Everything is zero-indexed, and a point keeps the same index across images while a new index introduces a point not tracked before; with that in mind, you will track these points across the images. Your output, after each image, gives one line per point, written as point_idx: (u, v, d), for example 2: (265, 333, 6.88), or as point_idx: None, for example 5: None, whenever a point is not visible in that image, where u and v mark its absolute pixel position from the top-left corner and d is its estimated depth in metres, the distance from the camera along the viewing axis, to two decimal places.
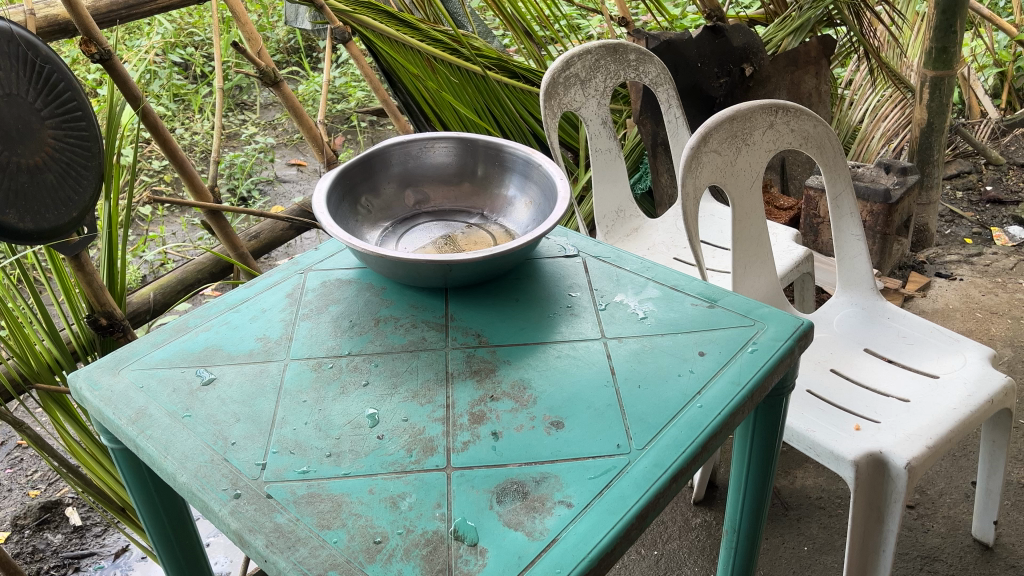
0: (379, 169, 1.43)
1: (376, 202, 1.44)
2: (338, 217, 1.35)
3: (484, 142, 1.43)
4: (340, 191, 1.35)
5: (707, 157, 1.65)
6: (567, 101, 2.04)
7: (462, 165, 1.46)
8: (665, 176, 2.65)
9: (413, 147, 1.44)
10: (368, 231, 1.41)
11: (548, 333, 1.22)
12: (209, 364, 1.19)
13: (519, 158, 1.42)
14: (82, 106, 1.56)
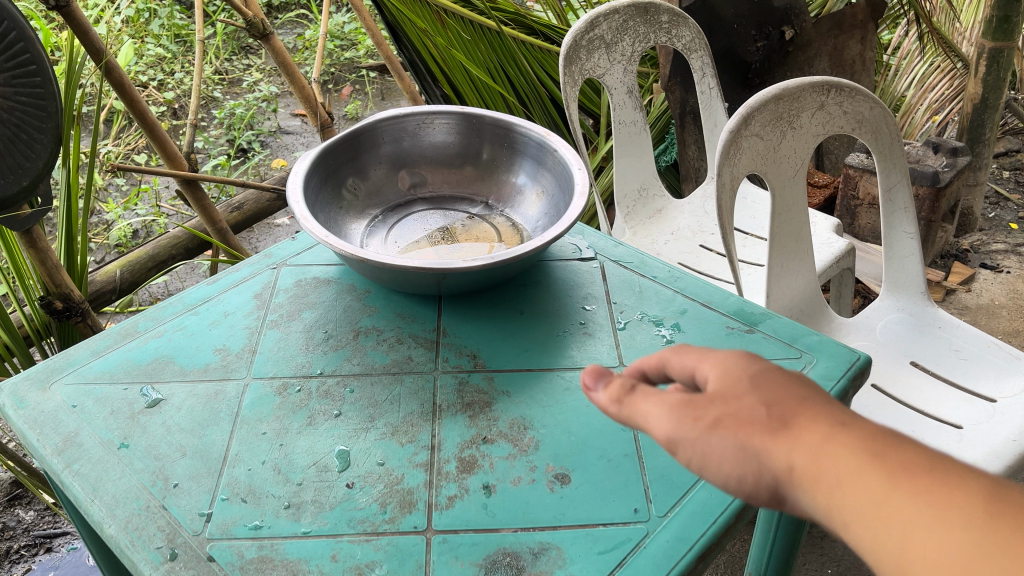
0: (369, 146, 1.23)
1: (366, 185, 1.25)
2: (319, 202, 1.16)
3: (491, 119, 1.23)
4: (323, 173, 1.16)
5: (748, 142, 1.44)
6: (590, 67, 1.81)
7: (466, 145, 1.27)
8: (692, 149, 2.43)
9: (409, 123, 1.24)
10: (353, 218, 1.22)
11: (556, 357, 1.03)
12: (156, 381, 1.01)
13: (532, 140, 1.21)
14: (34, 56, 1.34)
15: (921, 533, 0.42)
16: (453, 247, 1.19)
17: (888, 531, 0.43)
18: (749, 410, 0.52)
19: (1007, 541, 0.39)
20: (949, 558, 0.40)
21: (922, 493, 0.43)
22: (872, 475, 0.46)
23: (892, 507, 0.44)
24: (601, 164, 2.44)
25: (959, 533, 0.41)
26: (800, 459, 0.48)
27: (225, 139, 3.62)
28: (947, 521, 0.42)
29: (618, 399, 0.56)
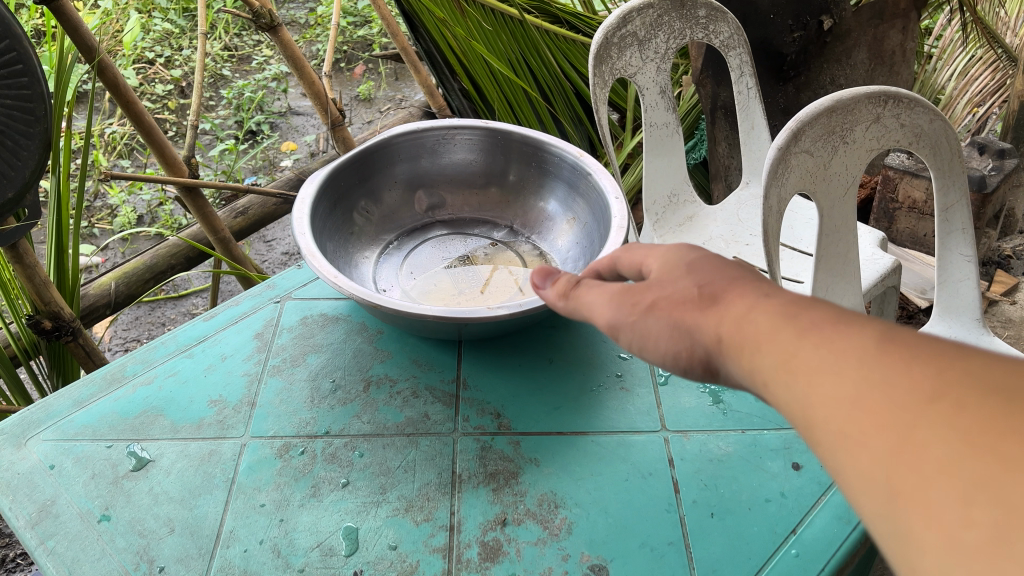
0: (384, 164, 1.12)
1: (380, 208, 1.14)
2: (330, 231, 1.04)
3: (519, 137, 1.11)
4: (334, 197, 1.05)
5: (796, 159, 1.31)
6: (621, 65, 1.68)
7: (492, 163, 1.16)
8: (722, 147, 2.29)
9: (428, 138, 1.13)
10: (366, 245, 1.12)
11: (590, 417, 0.92)
12: (144, 438, 0.91)
13: (564, 162, 1.09)
14: (22, 57, 1.21)
15: (823, 379, 0.42)
16: (473, 274, 1.09)
17: (798, 384, 0.44)
18: (680, 292, 0.55)
19: (899, 372, 0.39)
20: (846, 397, 0.40)
21: (831, 347, 0.43)
22: (792, 337, 0.46)
23: (804, 362, 0.44)
24: (627, 160, 2.31)
25: (854, 374, 0.41)
26: (726, 328, 0.51)
27: (234, 120, 3.49)
28: (845, 365, 0.42)
29: (566, 292, 0.64)
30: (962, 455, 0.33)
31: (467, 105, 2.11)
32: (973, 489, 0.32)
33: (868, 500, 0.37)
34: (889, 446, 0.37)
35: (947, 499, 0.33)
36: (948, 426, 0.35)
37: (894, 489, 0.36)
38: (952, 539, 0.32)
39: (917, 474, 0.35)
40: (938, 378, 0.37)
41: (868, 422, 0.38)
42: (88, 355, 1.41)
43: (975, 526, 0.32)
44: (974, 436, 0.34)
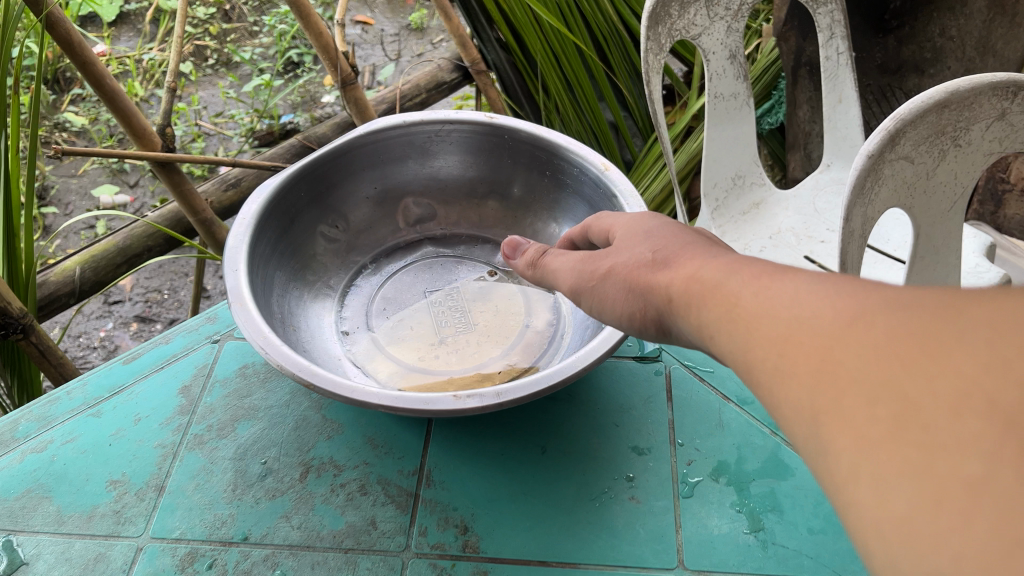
0: (358, 169, 0.90)
1: (354, 221, 0.94)
2: (282, 259, 0.84)
3: (527, 138, 0.88)
4: (289, 215, 0.84)
5: (891, 170, 0.93)
6: (683, 25, 1.39)
7: (496, 168, 0.94)
8: (802, 111, 1.93)
9: (416, 137, 0.90)
10: (332, 269, 0.92)
11: (585, 543, 0.70)
12: (19, 530, 0.71)
13: (583, 177, 0.85)
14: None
15: (760, 323, 0.38)
16: (460, 322, 0.87)
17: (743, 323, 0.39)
18: (636, 257, 0.57)
19: (822, 298, 0.34)
20: (777, 330, 0.35)
21: (764, 287, 0.40)
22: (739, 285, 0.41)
23: (747, 304, 0.39)
24: (690, 123, 2.01)
25: (787, 309, 0.36)
26: (677, 287, 0.50)
27: None
28: (781, 299, 0.37)
29: (535, 261, 0.71)
30: (870, 363, 0.29)
31: (505, 58, 1.80)
32: (883, 393, 0.28)
33: (800, 436, 0.32)
34: (813, 368, 0.31)
35: (858, 409, 0.28)
36: (872, 339, 0.29)
37: (815, 408, 0.30)
38: (863, 446, 0.27)
39: (833, 392, 0.30)
40: (860, 295, 0.32)
41: (793, 353, 0.33)
42: (43, 354, 1.23)
43: (878, 426, 0.27)
44: (886, 340, 0.29)
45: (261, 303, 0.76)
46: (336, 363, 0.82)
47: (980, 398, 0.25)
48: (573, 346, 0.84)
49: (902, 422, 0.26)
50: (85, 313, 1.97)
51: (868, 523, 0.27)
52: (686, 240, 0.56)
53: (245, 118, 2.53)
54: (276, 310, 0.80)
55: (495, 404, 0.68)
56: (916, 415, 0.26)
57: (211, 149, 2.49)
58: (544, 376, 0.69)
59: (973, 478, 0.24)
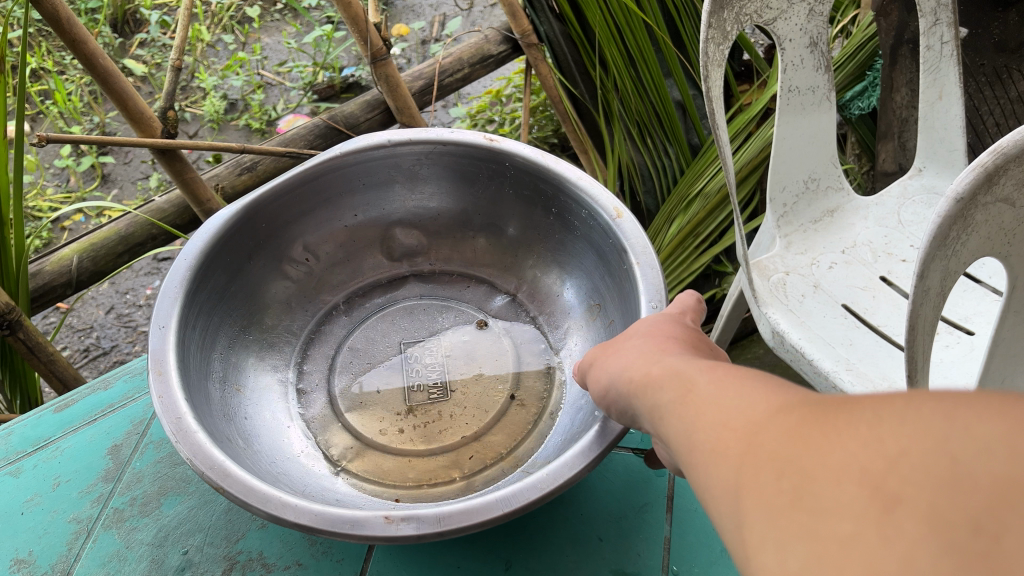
0: (334, 196, 0.82)
1: (329, 251, 0.86)
2: (239, 296, 0.76)
3: (521, 170, 0.77)
4: (250, 246, 0.76)
5: (987, 214, 0.64)
6: (754, 9, 0.95)
7: (491, 200, 0.85)
8: (900, 94, 1.40)
9: (401, 160, 0.81)
10: (300, 306, 0.84)
11: None
12: None
13: (589, 221, 0.74)
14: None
15: (704, 412, 0.34)
16: (435, 385, 0.76)
17: (681, 404, 0.37)
18: (626, 355, 0.46)
19: (752, 393, 0.33)
20: (707, 418, 0.34)
21: (715, 374, 0.37)
22: (687, 368, 0.39)
23: (691, 391, 0.37)
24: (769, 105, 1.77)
25: (722, 397, 0.34)
26: (639, 356, 0.45)
27: None
28: (723, 387, 0.35)
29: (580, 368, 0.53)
30: (786, 444, 0.28)
31: (559, 30, 1.48)
32: (790, 468, 0.27)
33: (721, 524, 0.30)
34: (738, 462, 0.30)
35: (769, 485, 0.27)
36: (791, 437, 0.28)
37: (740, 485, 0.29)
38: (768, 516, 0.26)
39: (757, 470, 0.28)
40: (786, 395, 0.31)
41: (716, 438, 0.32)
42: (32, 351, 1.16)
43: (780, 493, 0.27)
44: (802, 426, 0.28)
45: (202, 352, 0.69)
46: (285, 433, 0.72)
47: (858, 466, 0.25)
48: (561, 431, 0.70)
49: (801, 495, 0.26)
50: (135, 269, 1.89)
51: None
52: (657, 355, 0.43)
53: (306, 70, 2.20)
54: (224, 358, 0.72)
55: (434, 534, 0.51)
56: (812, 483, 0.25)
57: (271, 102, 2.17)
58: (498, 497, 0.52)
59: (846, 535, 0.23)
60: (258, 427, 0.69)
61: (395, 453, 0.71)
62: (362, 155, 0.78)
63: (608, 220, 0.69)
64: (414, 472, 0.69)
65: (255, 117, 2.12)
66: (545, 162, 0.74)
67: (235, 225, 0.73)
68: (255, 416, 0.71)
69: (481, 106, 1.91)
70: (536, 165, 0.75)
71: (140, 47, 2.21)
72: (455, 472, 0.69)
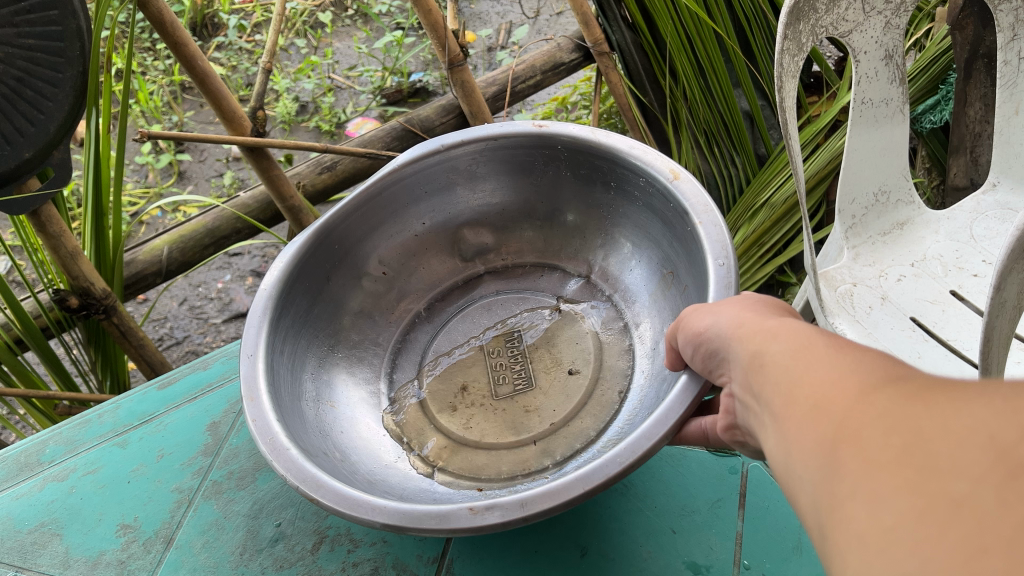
0: (397, 208, 0.87)
1: (401, 266, 0.90)
2: (322, 314, 0.81)
3: (575, 147, 0.81)
4: (327, 268, 0.81)
5: None
6: (831, 21, 0.95)
7: (553, 181, 0.88)
8: (973, 109, 1.36)
9: (458, 163, 0.86)
10: (381, 319, 0.89)
11: None
12: (26, 570, 0.68)
13: (646, 188, 0.77)
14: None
15: (801, 370, 0.36)
16: (521, 380, 0.79)
17: (769, 358, 0.39)
18: (719, 316, 0.46)
19: (847, 357, 0.35)
20: (792, 376, 0.36)
21: (807, 337, 0.38)
22: (779, 329, 0.41)
23: (770, 350, 0.39)
24: (840, 117, 1.77)
25: (809, 357, 0.36)
26: (726, 317, 0.46)
27: None
28: (818, 352, 0.36)
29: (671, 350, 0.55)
30: (894, 405, 0.30)
31: (631, 39, 1.50)
32: (896, 428, 0.29)
33: (812, 475, 0.32)
34: (839, 425, 0.31)
35: (874, 443, 0.29)
36: (900, 406, 0.30)
37: (840, 443, 0.30)
38: (869, 468, 0.28)
39: (852, 429, 0.30)
40: (889, 365, 0.33)
41: (802, 396, 0.35)
42: (124, 335, 1.23)
43: (889, 452, 0.28)
44: (910, 394, 0.30)
45: (295, 373, 0.74)
46: (362, 434, 0.75)
47: (984, 434, 0.26)
48: (646, 407, 0.71)
49: (906, 455, 0.28)
50: (208, 263, 1.97)
51: (851, 534, 0.28)
52: (754, 315, 0.44)
53: (376, 74, 2.26)
54: (314, 376, 0.77)
55: (518, 520, 0.51)
56: (926, 445, 0.27)
57: (341, 105, 2.23)
58: (577, 476, 0.52)
59: (959, 497, 0.25)
60: (340, 427, 0.74)
61: (483, 449, 0.74)
62: (419, 165, 0.83)
63: (665, 183, 0.72)
64: (506, 465, 0.72)
65: (325, 119, 2.19)
66: (596, 138, 0.78)
67: (308, 248, 0.78)
68: (348, 426, 0.75)
69: (547, 113, 1.94)
70: (587, 145, 0.79)
71: (218, 50, 2.29)
72: (547, 460, 0.72)
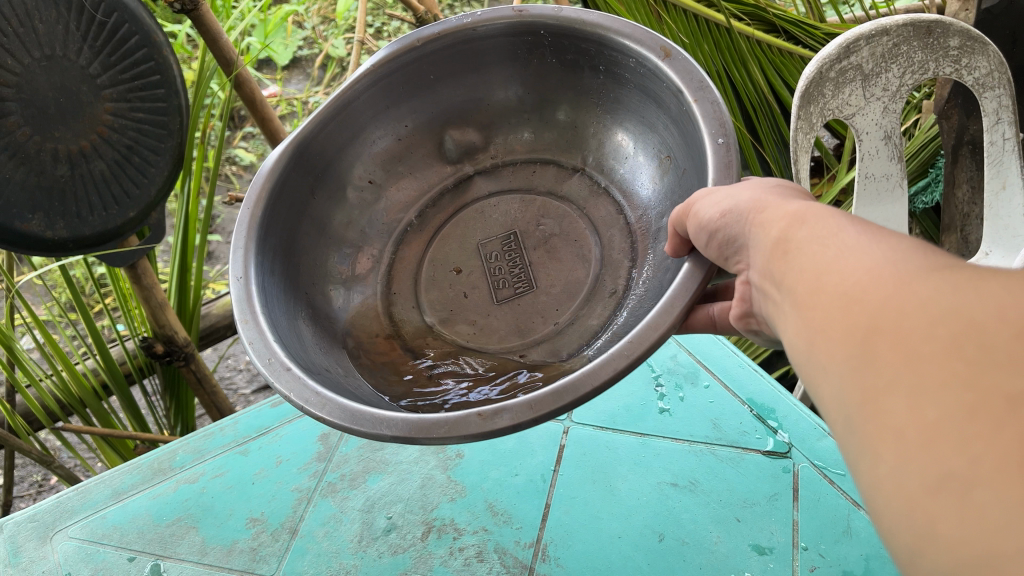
0: (370, 117, 0.81)
1: (389, 173, 0.84)
2: (309, 227, 0.78)
3: (559, 29, 0.74)
4: (310, 181, 0.77)
5: None
6: (836, 104, 0.97)
7: (537, 71, 0.81)
8: (962, 190, 1.47)
9: (435, 61, 0.79)
10: (372, 228, 0.83)
11: None
12: (168, 556, 0.77)
13: (637, 70, 0.72)
14: (157, 55, 1.01)
15: (837, 256, 0.37)
16: (519, 278, 0.75)
17: (795, 246, 0.41)
18: (739, 198, 0.49)
19: (882, 243, 0.36)
20: (818, 267, 0.38)
21: (837, 230, 0.39)
22: (812, 213, 0.42)
23: (795, 237, 0.42)
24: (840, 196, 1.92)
25: (838, 243, 0.38)
26: (746, 202, 0.48)
27: None
28: (856, 241, 0.37)
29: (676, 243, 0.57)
30: (934, 292, 0.31)
31: None
32: (944, 320, 0.30)
33: (836, 371, 0.33)
34: (874, 312, 0.32)
35: (918, 333, 0.30)
36: (941, 295, 0.31)
37: (875, 331, 0.32)
38: (912, 360, 0.29)
39: (888, 320, 0.32)
40: (920, 254, 0.34)
41: (830, 287, 0.36)
42: (199, 381, 1.33)
43: (933, 342, 0.29)
44: (954, 285, 0.31)
45: (286, 290, 0.71)
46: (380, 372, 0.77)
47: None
48: (650, 295, 0.66)
49: (958, 342, 0.29)
50: None
51: (891, 430, 0.29)
52: (774, 197, 0.47)
53: None
54: (307, 294, 0.74)
55: (531, 421, 0.50)
56: (977, 336, 0.28)
57: None
58: (586, 372, 0.50)
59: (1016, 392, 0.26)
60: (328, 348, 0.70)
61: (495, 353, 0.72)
62: (392, 71, 0.78)
63: (657, 61, 0.69)
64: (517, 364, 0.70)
65: None
66: (578, 17, 0.73)
67: (283, 160, 0.74)
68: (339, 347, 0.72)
69: None
70: (573, 31, 0.74)
71: None
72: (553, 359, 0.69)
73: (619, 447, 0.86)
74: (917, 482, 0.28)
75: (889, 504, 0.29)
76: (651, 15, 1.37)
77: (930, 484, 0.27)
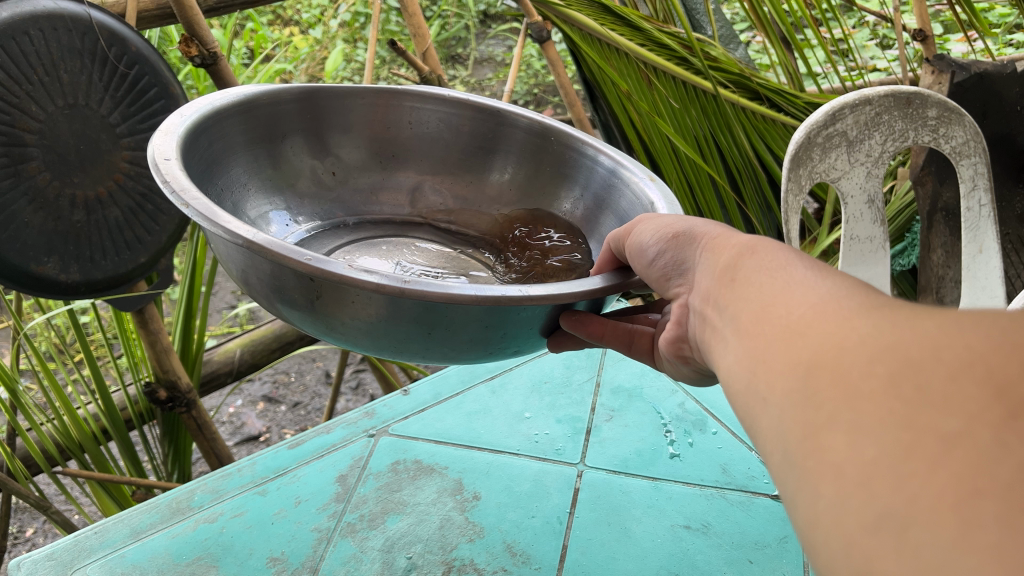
0: (374, 123, 0.82)
1: (361, 176, 0.83)
2: (262, 153, 0.76)
3: (566, 135, 0.77)
4: (291, 126, 0.77)
5: None
6: (826, 169, 0.99)
7: (528, 182, 0.81)
8: (937, 254, 1.51)
9: (450, 120, 0.81)
10: (310, 202, 0.81)
11: None
12: None
13: (617, 188, 0.73)
14: (174, 105, 1.03)
15: (785, 295, 0.38)
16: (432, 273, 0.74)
17: (745, 276, 0.42)
18: (712, 224, 0.52)
19: (831, 287, 0.36)
20: (765, 302, 0.39)
21: (780, 274, 0.40)
22: (763, 243, 0.44)
23: (743, 267, 0.43)
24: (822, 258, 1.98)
25: (786, 277, 0.39)
26: (710, 227, 0.51)
27: None
28: (797, 285, 0.38)
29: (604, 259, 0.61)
30: (873, 330, 0.30)
31: None
32: (883, 356, 0.28)
33: (777, 406, 0.33)
34: (816, 348, 0.32)
35: (857, 369, 0.29)
36: (879, 336, 0.29)
37: (818, 363, 0.31)
38: (852, 397, 0.28)
39: (828, 356, 0.31)
40: (864, 297, 0.34)
41: (774, 320, 0.37)
42: (199, 428, 1.33)
43: (874, 380, 0.28)
44: (895, 322, 0.30)
45: (211, 174, 0.68)
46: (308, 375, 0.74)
47: (982, 369, 0.25)
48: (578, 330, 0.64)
49: (897, 377, 0.27)
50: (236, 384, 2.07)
51: (830, 466, 0.28)
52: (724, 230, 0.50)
53: None
54: (220, 192, 0.70)
55: (395, 290, 0.47)
56: (913, 374, 0.26)
57: None
58: (474, 285, 0.49)
59: (951, 432, 0.24)
60: None
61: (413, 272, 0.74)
62: (420, 99, 0.80)
63: (639, 183, 0.69)
64: None
65: None
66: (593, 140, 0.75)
67: (293, 93, 0.75)
68: None
69: None
70: (579, 143, 0.76)
71: None
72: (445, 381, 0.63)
73: (633, 491, 0.88)
74: (858, 520, 0.26)
75: (827, 543, 0.27)
76: (642, 81, 1.40)
77: (870, 523, 0.26)
